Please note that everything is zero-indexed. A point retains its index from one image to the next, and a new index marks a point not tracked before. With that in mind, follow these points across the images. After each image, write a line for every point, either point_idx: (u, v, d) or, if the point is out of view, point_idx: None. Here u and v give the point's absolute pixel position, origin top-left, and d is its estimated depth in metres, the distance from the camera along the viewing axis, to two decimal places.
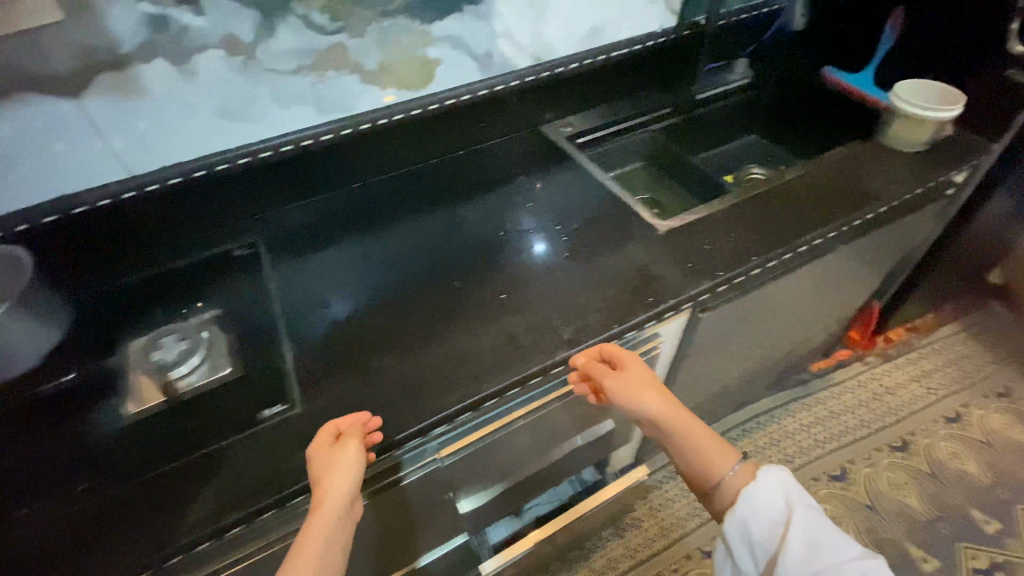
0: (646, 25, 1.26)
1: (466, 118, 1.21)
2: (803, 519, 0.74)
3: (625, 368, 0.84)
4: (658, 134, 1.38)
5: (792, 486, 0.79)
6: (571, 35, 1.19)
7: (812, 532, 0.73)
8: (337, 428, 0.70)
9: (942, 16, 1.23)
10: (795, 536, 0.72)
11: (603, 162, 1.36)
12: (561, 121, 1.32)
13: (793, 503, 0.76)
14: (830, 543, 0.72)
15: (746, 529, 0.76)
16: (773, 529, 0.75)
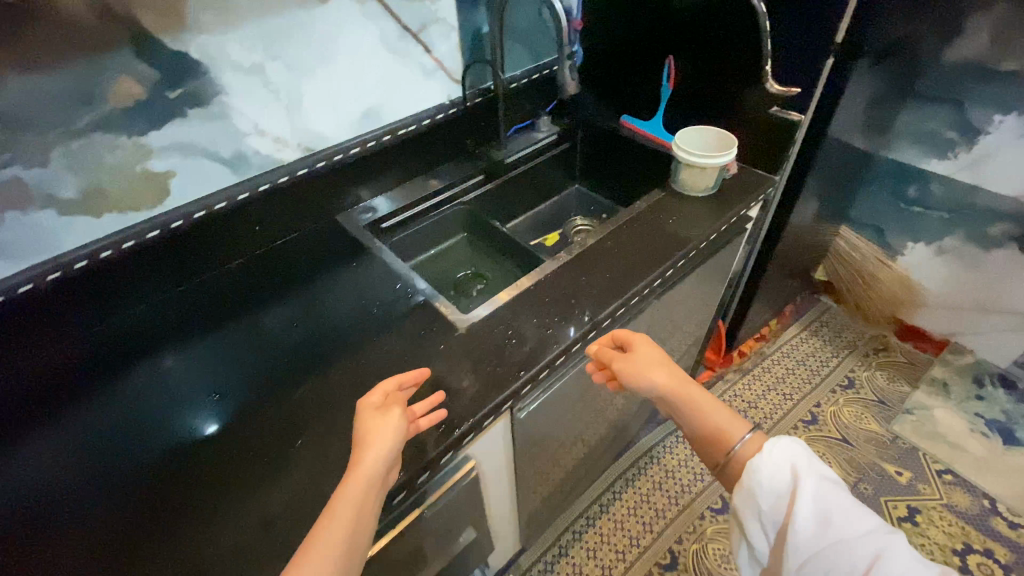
0: (433, 97, 1.22)
1: (288, 202, 1.08)
2: (816, 492, 0.73)
3: (636, 347, 0.95)
4: (468, 206, 1.31)
5: (808, 455, 0.78)
6: (344, 119, 1.10)
7: (826, 505, 0.72)
8: (383, 394, 0.76)
9: (703, 59, 1.24)
10: (800, 508, 0.73)
11: (408, 247, 1.25)
12: (360, 207, 1.20)
13: (807, 476, 0.75)
14: (840, 515, 0.71)
15: (757, 500, 0.78)
16: (780, 503, 0.76)
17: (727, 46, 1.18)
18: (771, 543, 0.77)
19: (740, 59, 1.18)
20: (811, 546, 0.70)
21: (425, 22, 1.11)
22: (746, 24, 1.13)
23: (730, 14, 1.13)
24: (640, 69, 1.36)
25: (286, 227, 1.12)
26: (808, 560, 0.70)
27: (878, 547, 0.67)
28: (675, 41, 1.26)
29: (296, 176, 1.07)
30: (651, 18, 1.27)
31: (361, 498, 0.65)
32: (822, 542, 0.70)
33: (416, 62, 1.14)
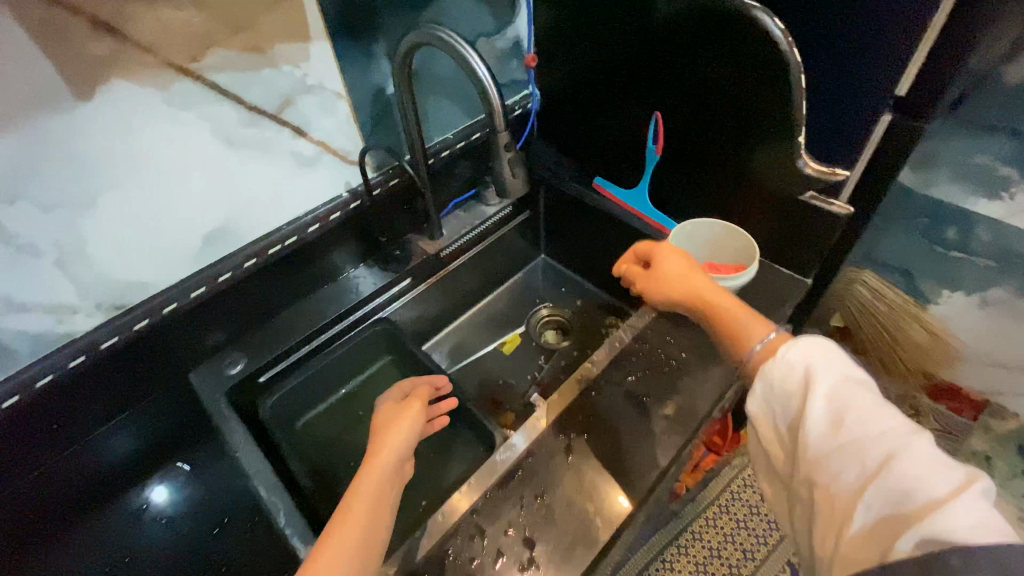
0: (323, 191, 0.85)
1: (140, 358, 0.75)
2: (836, 389, 0.50)
3: (654, 260, 0.75)
4: (386, 327, 0.97)
5: (832, 351, 0.53)
6: (176, 251, 0.73)
7: (847, 398, 0.49)
8: (404, 392, 0.82)
9: (699, 118, 0.87)
10: (810, 402, 0.50)
11: (304, 396, 0.90)
12: (227, 353, 0.85)
13: (830, 370, 0.51)
14: (864, 414, 0.48)
15: (764, 405, 0.55)
16: (790, 404, 0.53)
17: (734, 105, 0.81)
18: (779, 461, 0.54)
19: (753, 122, 0.81)
20: (823, 448, 0.48)
21: (286, 96, 0.73)
22: (761, 78, 0.76)
23: (737, 61, 0.77)
24: (618, 121, 1.00)
25: (93, 420, 0.75)
26: (814, 465, 0.48)
27: (901, 445, 0.44)
28: (660, 92, 0.89)
29: (102, 346, 0.71)
30: (627, 58, 0.90)
31: (378, 485, 0.65)
32: (833, 438, 0.47)
33: (284, 150, 0.76)
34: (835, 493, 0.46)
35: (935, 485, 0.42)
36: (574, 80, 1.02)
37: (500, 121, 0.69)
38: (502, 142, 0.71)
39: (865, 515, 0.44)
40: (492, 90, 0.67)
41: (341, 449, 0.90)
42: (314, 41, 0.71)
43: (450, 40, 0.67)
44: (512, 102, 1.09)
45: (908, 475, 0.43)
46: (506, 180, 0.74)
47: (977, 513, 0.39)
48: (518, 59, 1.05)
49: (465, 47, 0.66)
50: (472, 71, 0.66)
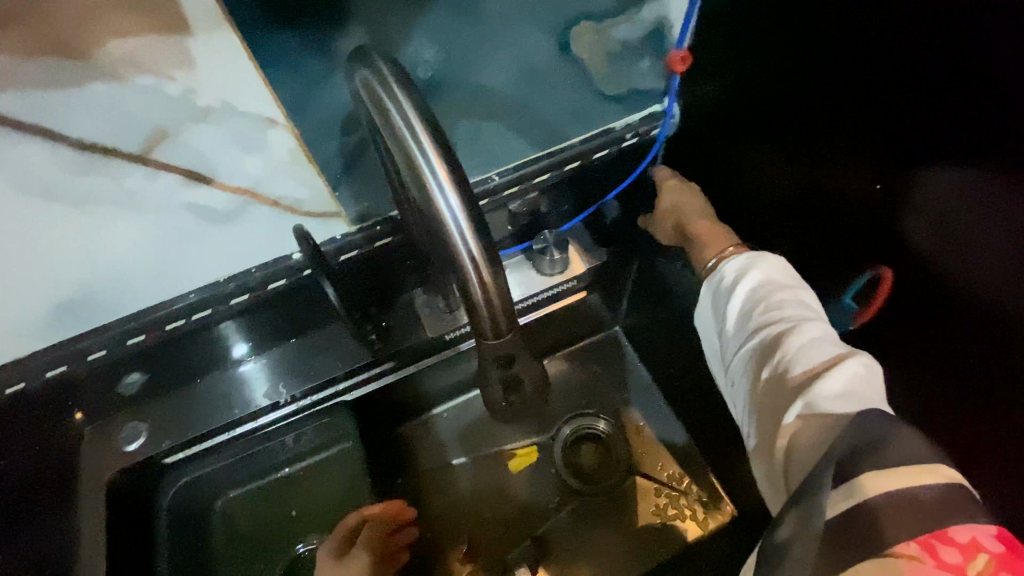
0: (255, 249, 0.54)
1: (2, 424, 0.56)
2: (754, 287, 0.52)
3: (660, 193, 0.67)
4: (341, 418, 0.71)
5: (771, 258, 0.54)
6: (11, 322, 0.48)
7: (770, 287, 0.51)
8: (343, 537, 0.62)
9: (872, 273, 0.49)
10: (736, 301, 0.53)
11: (224, 481, 0.69)
12: (131, 418, 0.65)
13: (763, 271, 0.52)
14: (767, 303, 0.50)
15: (708, 315, 0.56)
16: (723, 311, 0.54)
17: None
18: (711, 316, 0.56)
19: None
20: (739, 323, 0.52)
21: (161, 127, 0.40)
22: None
23: None
24: (796, 231, 0.55)
25: None
26: (746, 350, 0.50)
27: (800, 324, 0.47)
28: (915, 233, 0.44)
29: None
30: (870, 141, 0.44)
31: None
32: (750, 328, 0.51)
33: (170, 204, 0.45)
34: (748, 353, 0.50)
35: (829, 361, 0.44)
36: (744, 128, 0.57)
37: (488, 323, 0.34)
38: (486, 357, 0.35)
39: (767, 377, 0.47)
40: (473, 273, 0.33)
41: (257, 556, 0.70)
42: (195, 33, 0.37)
43: (413, 143, 0.32)
44: (627, 124, 0.65)
45: (789, 355, 0.46)
46: (499, 404, 0.37)
47: (849, 380, 0.43)
48: (654, 57, 0.60)
49: (434, 172, 0.32)
50: (437, 220, 0.33)
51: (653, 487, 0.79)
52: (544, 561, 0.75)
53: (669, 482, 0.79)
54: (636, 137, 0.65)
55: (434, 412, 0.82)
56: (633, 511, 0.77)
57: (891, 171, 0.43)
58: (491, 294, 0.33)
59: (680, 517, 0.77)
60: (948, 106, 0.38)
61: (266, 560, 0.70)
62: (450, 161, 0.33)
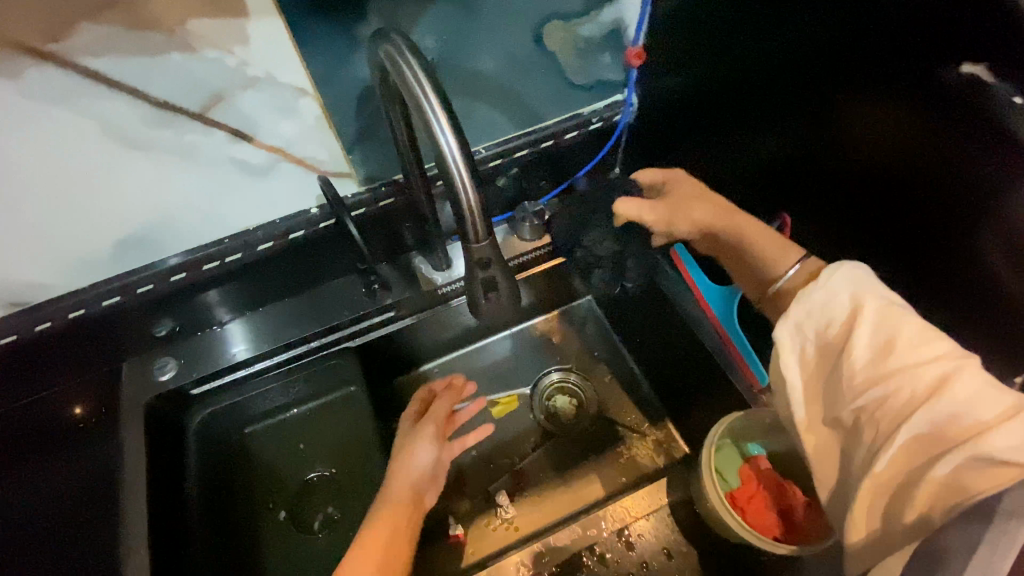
0: (281, 201, 0.65)
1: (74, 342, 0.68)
2: (879, 316, 0.45)
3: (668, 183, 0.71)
4: (342, 361, 0.80)
5: (872, 276, 0.47)
6: (84, 254, 0.59)
7: (895, 315, 0.44)
8: (421, 402, 0.80)
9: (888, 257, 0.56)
10: (859, 336, 0.45)
11: (240, 416, 0.79)
12: (161, 355, 0.75)
13: (878, 292, 0.46)
14: (908, 342, 0.43)
15: (797, 329, 0.50)
16: (826, 332, 0.48)
17: (934, 258, 0.47)
18: (814, 345, 0.49)
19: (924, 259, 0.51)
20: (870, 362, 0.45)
21: (216, 90, 0.51)
22: (995, 244, 0.41)
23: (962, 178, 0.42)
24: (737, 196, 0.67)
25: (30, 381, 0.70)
26: (876, 395, 0.43)
27: (954, 370, 0.41)
28: (816, 186, 0.56)
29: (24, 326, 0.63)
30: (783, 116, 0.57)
31: (389, 536, 0.64)
32: (883, 368, 0.44)
33: (218, 156, 0.57)
34: (886, 401, 0.43)
35: (1006, 412, 0.38)
36: (692, 113, 0.70)
37: (471, 229, 0.45)
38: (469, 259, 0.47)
39: (913, 433, 0.41)
40: (461, 189, 0.44)
41: (271, 481, 0.79)
42: (251, 16, 0.48)
43: (420, 95, 0.44)
44: (593, 110, 0.77)
45: (956, 400, 0.40)
46: (479, 303, 0.49)
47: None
48: (615, 52, 0.72)
49: (434, 115, 0.43)
50: (436, 151, 0.44)
51: (619, 430, 0.89)
52: (521, 492, 0.84)
53: (633, 426, 0.89)
54: (602, 121, 0.78)
55: (426, 366, 0.92)
56: (599, 450, 0.88)
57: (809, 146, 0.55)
58: (473, 208, 0.44)
59: (642, 454, 0.87)
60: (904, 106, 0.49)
61: (280, 484, 0.79)
62: (446, 107, 0.44)
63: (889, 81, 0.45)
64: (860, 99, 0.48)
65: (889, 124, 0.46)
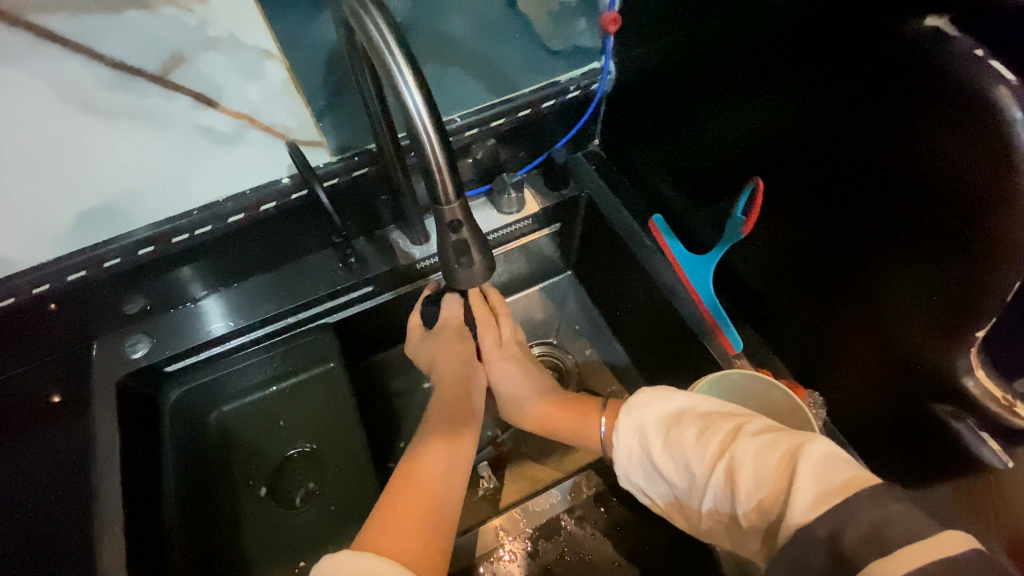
0: (252, 171, 0.64)
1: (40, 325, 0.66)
2: (670, 438, 0.56)
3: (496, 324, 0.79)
4: (315, 339, 0.80)
5: (650, 406, 0.60)
6: (43, 226, 0.57)
7: (676, 431, 0.56)
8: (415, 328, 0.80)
9: (814, 283, 0.60)
10: (660, 447, 0.56)
11: (219, 393, 0.78)
12: (135, 333, 0.74)
13: (654, 422, 0.59)
14: (693, 444, 0.54)
15: (629, 478, 0.60)
16: (649, 473, 0.58)
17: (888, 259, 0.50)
18: (665, 495, 0.57)
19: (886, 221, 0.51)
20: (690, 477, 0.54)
21: (178, 51, 0.50)
22: (955, 199, 0.42)
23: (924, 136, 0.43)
24: (711, 164, 0.68)
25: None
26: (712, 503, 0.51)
27: (735, 451, 0.51)
28: (785, 151, 0.56)
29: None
30: (753, 81, 0.57)
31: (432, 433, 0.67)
32: (700, 479, 0.53)
33: (183, 123, 0.55)
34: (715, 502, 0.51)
35: (782, 464, 0.47)
36: (666, 80, 0.69)
37: (441, 189, 0.45)
38: (441, 222, 0.47)
39: (748, 515, 0.48)
40: (429, 150, 0.44)
41: (251, 457, 0.79)
42: None
43: (385, 52, 0.43)
44: (571, 78, 0.76)
45: (753, 484, 0.48)
46: (453, 269, 0.49)
47: (812, 477, 0.45)
48: (590, 17, 0.72)
49: (400, 71, 0.42)
50: (404, 110, 0.44)
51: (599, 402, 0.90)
52: (503, 465, 0.85)
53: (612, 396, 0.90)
54: (578, 90, 0.77)
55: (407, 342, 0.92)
56: None
57: (779, 110, 0.55)
58: (441, 170, 0.44)
59: None
60: (838, 121, 0.49)
61: (259, 461, 0.79)
62: (412, 62, 0.43)
63: (857, 38, 0.45)
64: (830, 58, 0.48)
65: (859, 83, 0.46)
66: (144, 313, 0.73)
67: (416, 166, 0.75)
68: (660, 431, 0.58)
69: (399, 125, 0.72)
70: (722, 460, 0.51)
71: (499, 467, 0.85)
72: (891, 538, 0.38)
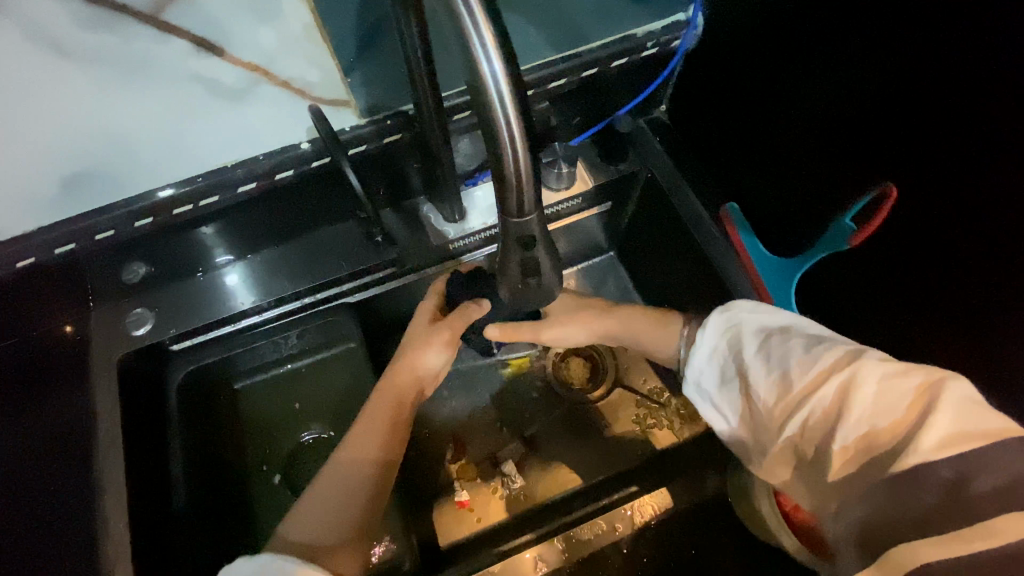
0: (263, 135, 0.53)
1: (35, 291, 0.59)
2: (766, 347, 0.49)
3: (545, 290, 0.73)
4: (334, 322, 0.71)
5: (746, 312, 0.53)
6: (26, 188, 0.50)
7: (785, 338, 0.49)
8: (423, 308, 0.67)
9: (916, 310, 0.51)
10: (754, 352, 0.49)
11: (228, 373, 0.71)
12: (136, 306, 0.66)
13: (750, 327, 0.52)
14: (796, 356, 0.47)
15: (698, 382, 0.54)
16: (728, 378, 0.51)
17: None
18: (734, 408, 0.51)
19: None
20: (774, 391, 0.47)
21: None
22: None
23: None
24: (814, 153, 0.56)
25: None
26: (798, 419, 0.44)
27: (851, 372, 0.43)
28: (905, 152, 0.46)
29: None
30: (878, 58, 0.45)
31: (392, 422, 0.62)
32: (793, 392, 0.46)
33: (178, 73, 0.52)
34: (804, 419, 0.44)
35: (914, 398, 0.40)
36: (769, 43, 0.56)
37: (515, 194, 0.35)
38: (509, 234, 0.38)
39: (846, 442, 0.42)
40: (509, 147, 0.33)
41: (264, 441, 0.73)
42: None
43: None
44: (648, 32, 0.63)
45: (864, 410, 0.41)
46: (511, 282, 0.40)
47: (956, 417, 0.39)
48: None
49: (478, 29, 0.30)
50: (480, 89, 0.32)
51: (636, 399, 0.82)
52: (529, 460, 0.79)
53: (650, 396, 0.82)
54: (656, 47, 0.64)
55: None
56: (614, 420, 0.81)
57: (908, 101, 0.44)
58: (522, 176, 0.34)
59: (659, 426, 0.80)
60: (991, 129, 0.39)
61: (270, 445, 0.73)
62: (493, 19, 0.31)
63: None
64: (1009, 42, 0.36)
65: None
66: (145, 281, 0.65)
67: (459, 130, 0.64)
68: (755, 338, 0.50)
69: (444, 80, 0.60)
70: (833, 377, 0.44)
71: (524, 463, 0.79)
72: (1022, 497, 0.36)
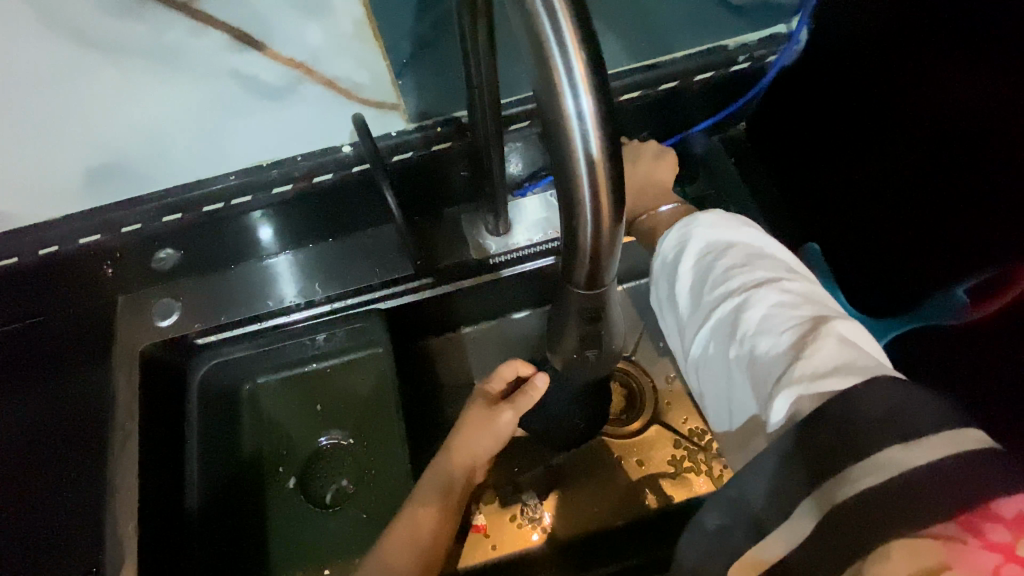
0: (309, 134, 0.53)
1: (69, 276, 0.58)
2: (701, 261, 0.46)
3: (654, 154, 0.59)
4: (361, 331, 0.66)
5: (718, 219, 0.47)
6: None
7: (721, 256, 0.45)
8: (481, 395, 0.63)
9: None
10: (690, 268, 0.46)
11: (250, 369, 0.68)
12: (164, 295, 0.64)
13: (702, 239, 0.46)
14: (716, 274, 0.44)
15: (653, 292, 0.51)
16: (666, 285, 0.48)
17: None
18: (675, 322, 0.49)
19: None
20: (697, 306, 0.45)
21: None
22: None
23: None
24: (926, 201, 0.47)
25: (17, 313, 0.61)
26: (704, 341, 0.43)
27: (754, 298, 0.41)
28: None
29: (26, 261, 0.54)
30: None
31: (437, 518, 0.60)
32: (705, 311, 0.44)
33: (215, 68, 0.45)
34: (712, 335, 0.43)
35: (806, 328, 0.37)
36: (884, 67, 0.47)
37: (588, 246, 0.32)
38: (572, 306, 0.36)
39: (739, 363, 0.40)
40: (589, 199, 0.30)
41: (281, 440, 0.70)
42: None
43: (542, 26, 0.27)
44: (741, 44, 0.56)
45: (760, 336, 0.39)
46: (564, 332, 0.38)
47: (838, 354, 0.35)
48: None
49: (569, 72, 0.27)
50: (561, 129, 0.29)
51: (674, 438, 0.75)
52: (553, 490, 0.74)
53: (690, 436, 0.75)
54: (748, 61, 0.57)
55: (462, 329, 0.76)
56: (649, 457, 0.75)
57: None
58: (601, 239, 0.31)
59: (697, 471, 0.74)
60: None
61: (288, 445, 0.70)
62: (587, 51, 0.27)
63: None
64: None
65: None
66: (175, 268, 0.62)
67: (516, 139, 0.59)
68: (694, 249, 0.46)
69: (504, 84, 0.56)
70: (741, 301, 0.41)
71: (547, 492, 0.74)
72: (902, 427, 0.29)
